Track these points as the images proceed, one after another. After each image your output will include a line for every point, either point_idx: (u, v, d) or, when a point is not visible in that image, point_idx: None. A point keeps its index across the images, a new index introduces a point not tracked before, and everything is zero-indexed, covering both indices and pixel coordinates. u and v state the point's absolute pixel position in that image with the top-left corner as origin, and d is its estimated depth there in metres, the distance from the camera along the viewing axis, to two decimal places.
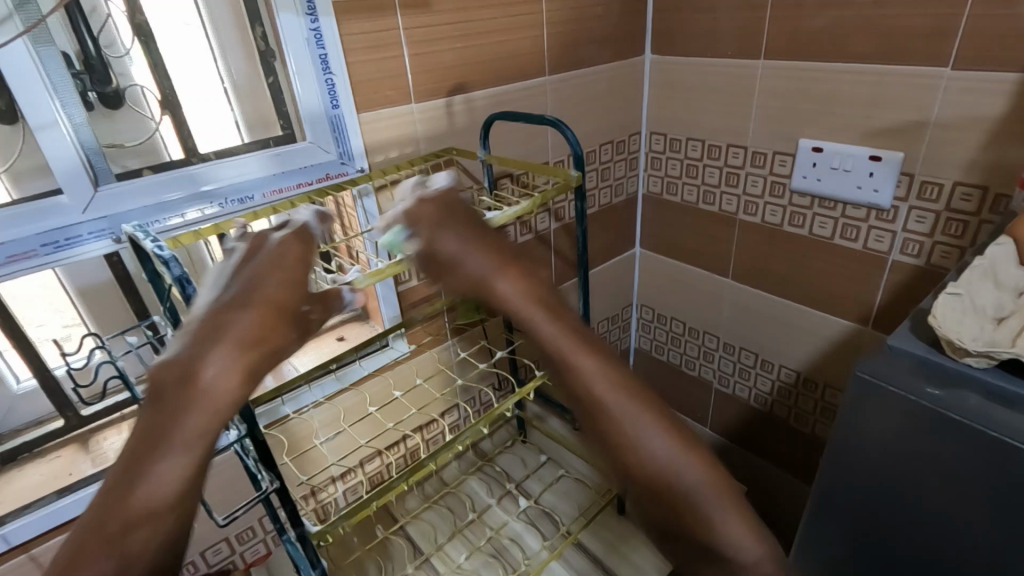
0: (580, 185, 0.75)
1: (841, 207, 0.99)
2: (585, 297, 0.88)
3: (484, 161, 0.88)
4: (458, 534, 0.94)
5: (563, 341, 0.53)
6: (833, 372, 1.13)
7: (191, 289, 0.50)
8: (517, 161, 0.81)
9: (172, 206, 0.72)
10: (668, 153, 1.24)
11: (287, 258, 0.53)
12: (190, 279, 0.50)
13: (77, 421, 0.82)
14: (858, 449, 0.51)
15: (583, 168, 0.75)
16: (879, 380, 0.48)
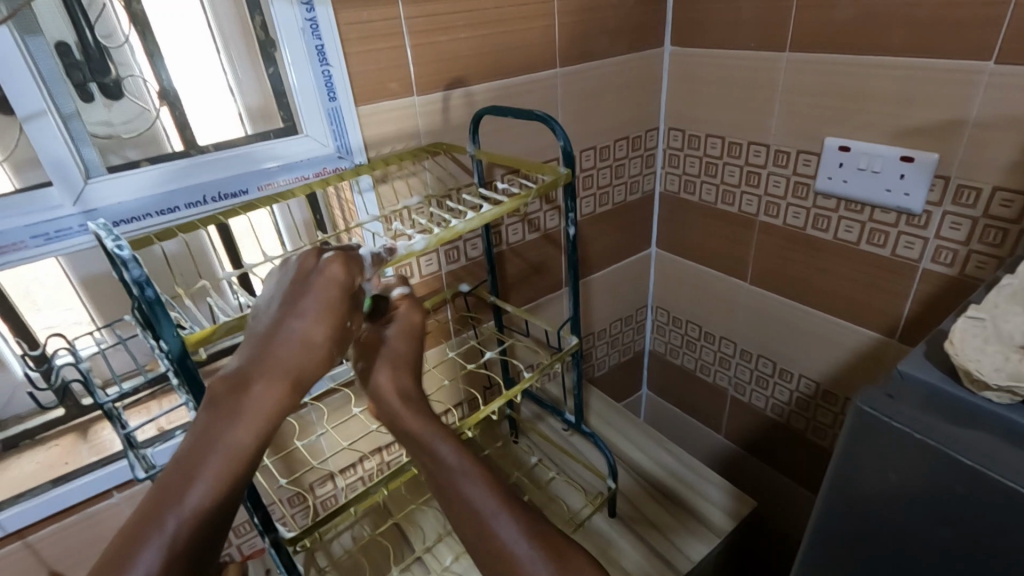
0: (569, 182, 0.71)
1: (869, 210, 0.93)
2: (577, 305, 0.81)
3: (473, 156, 0.85)
4: (447, 535, 0.92)
5: (426, 433, 0.60)
6: (856, 384, 1.06)
7: (150, 292, 0.46)
8: (508, 157, 0.78)
9: (162, 201, 0.71)
10: (686, 150, 1.19)
11: (331, 288, 0.53)
12: (150, 280, 0.46)
13: (77, 410, 0.83)
14: (864, 484, 0.46)
15: (572, 164, 0.70)
16: (881, 415, 0.43)
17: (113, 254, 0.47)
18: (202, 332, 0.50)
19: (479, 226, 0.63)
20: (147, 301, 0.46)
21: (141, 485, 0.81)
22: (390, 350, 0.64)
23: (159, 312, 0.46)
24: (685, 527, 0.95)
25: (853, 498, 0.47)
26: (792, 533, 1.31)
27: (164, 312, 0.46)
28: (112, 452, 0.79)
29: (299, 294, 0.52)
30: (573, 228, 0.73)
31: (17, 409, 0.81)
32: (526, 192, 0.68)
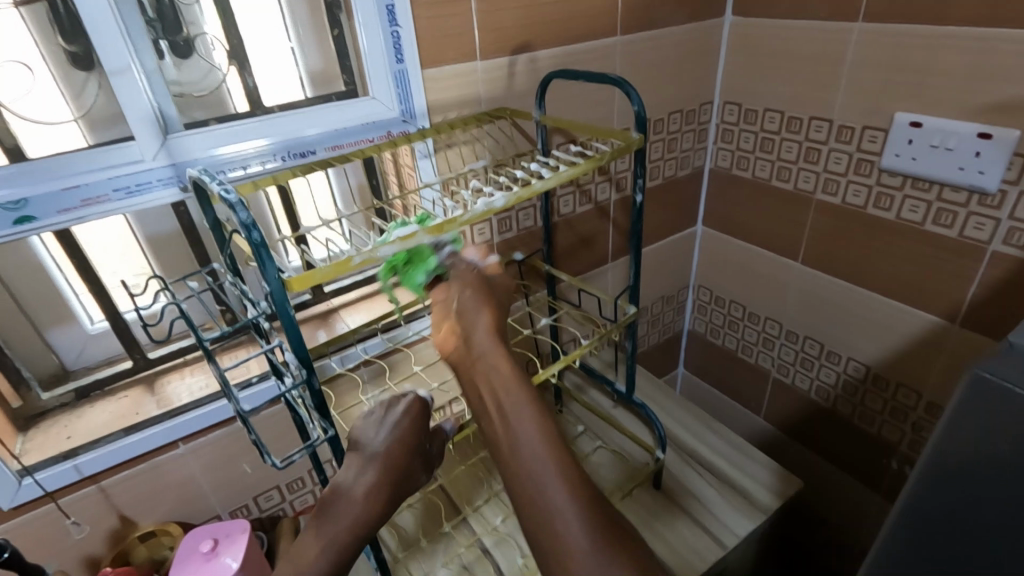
0: (639, 148, 0.70)
1: (937, 188, 0.90)
2: (637, 273, 0.82)
3: (539, 121, 0.86)
4: (495, 497, 0.95)
5: (507, 384, 0.55)
6: (908, 369, 1.05)
7: (257, 234, 0.49)
8: (572, 122, 0.79)
9: (236, 158, 0.72)
10: (741, 125, 1.16)
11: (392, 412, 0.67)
12: (257, 223, 0.49)
13: (144, 363, 0.86)
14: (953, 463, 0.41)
15: (645, 130, 0.70)
16: (1008, 382, 0.37)
17: (220, 198, 0.50)
18: (302, 277, 0.52)
19: (555, 186, 0.65)
20: (254, 243, 0.49)
21: (206, 437, 0.84)
22: (491, 297, 0.61)
23: (263, 253, 0.49)
24: (730, 502, 0.95)
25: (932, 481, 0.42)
26: (831, 520, 1.30)
27: (268, 255, 0.50)
28: (179, 404, 0.82)
29: (384, 425, 0.65)
30: (640, 194, 0.74)
31: (88, 360, 0.84)
32: (598, 154, 0.68)
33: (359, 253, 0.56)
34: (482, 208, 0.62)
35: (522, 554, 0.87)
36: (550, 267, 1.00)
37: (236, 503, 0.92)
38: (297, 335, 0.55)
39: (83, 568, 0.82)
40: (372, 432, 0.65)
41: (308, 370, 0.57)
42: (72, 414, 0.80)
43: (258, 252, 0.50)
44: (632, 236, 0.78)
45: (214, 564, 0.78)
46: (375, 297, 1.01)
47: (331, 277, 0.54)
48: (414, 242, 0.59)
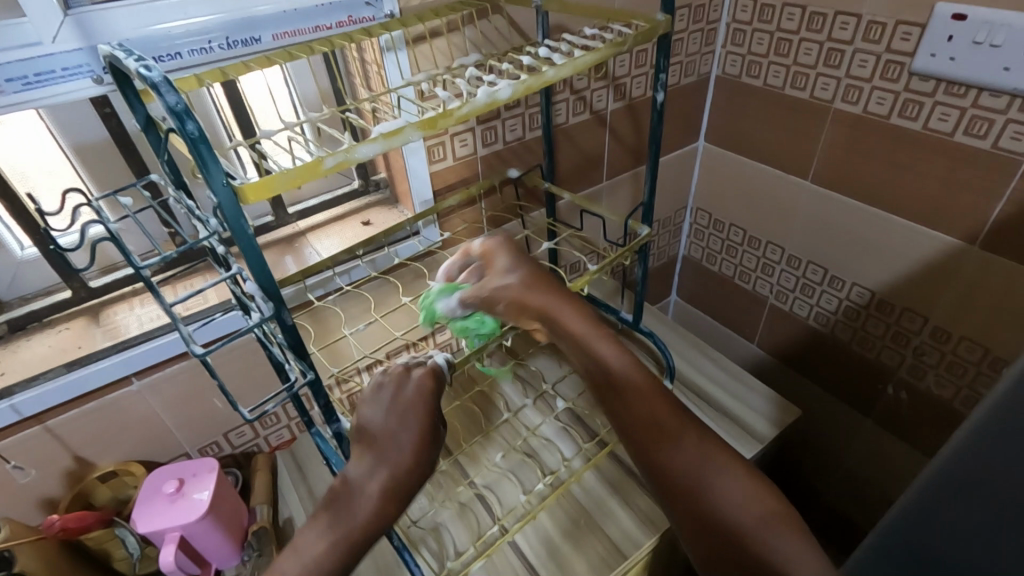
0: (666, 33, 0.59)
1: (975, 94, 0.80)
2: (653, 187, 0.72)
3: (539, 9, 0.73)
4: (491, 434, 0.93)
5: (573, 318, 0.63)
6: (918, 295, 0.99)
7: (192, 126, 0.35)
8: (580, 7, 0.67)
9: (164, 45, 0.59)
10: (755, 23, 1.03)
11: (411, 387, 0.59)
12: (191, 111, 0.35)
13: (86, 293, 0.76)
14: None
15: (671, 10, 0.59)
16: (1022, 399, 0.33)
17: (139, 76, 0.36)
18: (260, 184, 0.40)
19: (571, 75, 0.52)
20: (190, 138, 0.35)
21: (163, 372, 0.76)
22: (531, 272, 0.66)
23: (202, 151, 0.36)
24: (728, 431, 0.91)
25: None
26: (820, 443, 1.30)
27: (211, 155, 0.36)
28: (128, 336, 0.73)
29: (382, 401, 0.58)
30: (662, 93, 0.64)
31: (21, 290, 0.75)
32: (619, 39, 0.57)
33: (331, 152, 0.43)
34: (484, 100, 0.49)
35: (523, 493, 0.84)
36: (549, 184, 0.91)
37: (205, 439, 0.85)
38: (258, 260, 0.42)
39: (41, 511, 0.76)
40: (375, 410, 0.58)
41: (276, 304, 0.45)
42: (7, 349, 0.72)
43: (199, 151, 0.36)
44: (651, 142, 0.68)
45: (183, 503, 0.73)
46: (348, 218, 0.91)
47: (297, 184, 0.41)
48: (401, 139, 0.46)
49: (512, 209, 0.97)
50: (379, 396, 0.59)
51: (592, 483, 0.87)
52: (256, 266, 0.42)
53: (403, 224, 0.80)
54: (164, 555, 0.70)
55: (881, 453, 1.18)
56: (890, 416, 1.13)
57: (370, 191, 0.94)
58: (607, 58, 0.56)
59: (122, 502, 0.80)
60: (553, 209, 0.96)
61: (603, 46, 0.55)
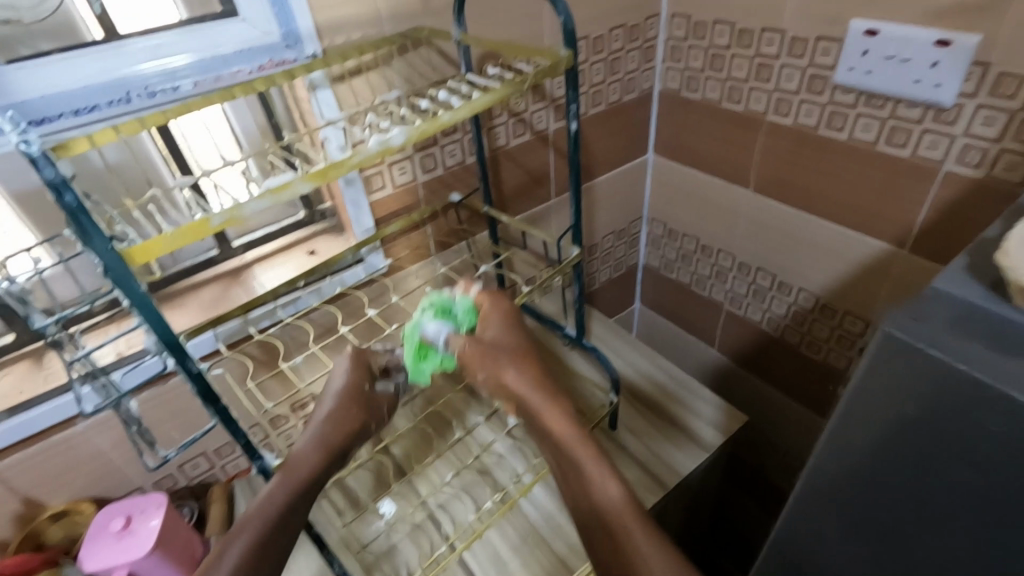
0: (571, 67, 0.61)
1: (892, 105, 0.83)
2: (578, 210, 0.74)
3: (460, 42, 0.75)
4: (443, 454, 0.93)
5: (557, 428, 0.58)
6: (857, 298, 1.02)
7: (69, 198, 0.39)
8: (496, 42, 0.69)
9: (82, 97, 0.61)
10: (690, 40, 1.06)
11: (353, 365, 0.64)
12: (69, 185, 0.39)
13: (28, 336, 0.77)
14: (845, 442, 0.38)
15: (574, 45, 0.60)
16: (856, 417, 0.37)
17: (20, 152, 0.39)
18: (144, 246, 0.43)
19: (468, 118, 0.55)
20: (68, 209, 0.39)
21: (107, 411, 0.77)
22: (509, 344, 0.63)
23: (82, 220, 0.39)
24: (674, 440, 0.94)
25: (818, 469, 0.41)
26: (778, 445, 1.32)
27: (91, 223, 0.40)
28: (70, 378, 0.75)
29: (333, 372, 0.64)
30: (575, 122, 0.66)
31: None
32: (521, 76, 0.59)
33: (218, 212, 0.46)
34: (378, 147, 0.52)
35: (473, 510, 0.86)
36: (489, 207, 0.93)
37: (159, 473, 0.87)
38: (154, 311, 0.46)
39: None
40: (325, 383, 0.63)
41: (177, 352, 0.49)
42: None
43: (79, 220, 0.40)
44: (571, 169, 0.70)
45: (130, 539, 0.74)
46: (294, 248, 0.93)
47: (183, 243, 0.45)
48: (291, 193, 0.49)
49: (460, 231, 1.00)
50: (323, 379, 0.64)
51: (541, 498, 0.88)
52: (150, 318, 0.46)
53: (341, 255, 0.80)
54: None
55: None
56: None
57: (315, 220, 0.95)
58: (509, 97, 0.58)
59: (74, 540, 0.81)
60: (496, 232, 0.96)
61: (505, 84, 0.57)
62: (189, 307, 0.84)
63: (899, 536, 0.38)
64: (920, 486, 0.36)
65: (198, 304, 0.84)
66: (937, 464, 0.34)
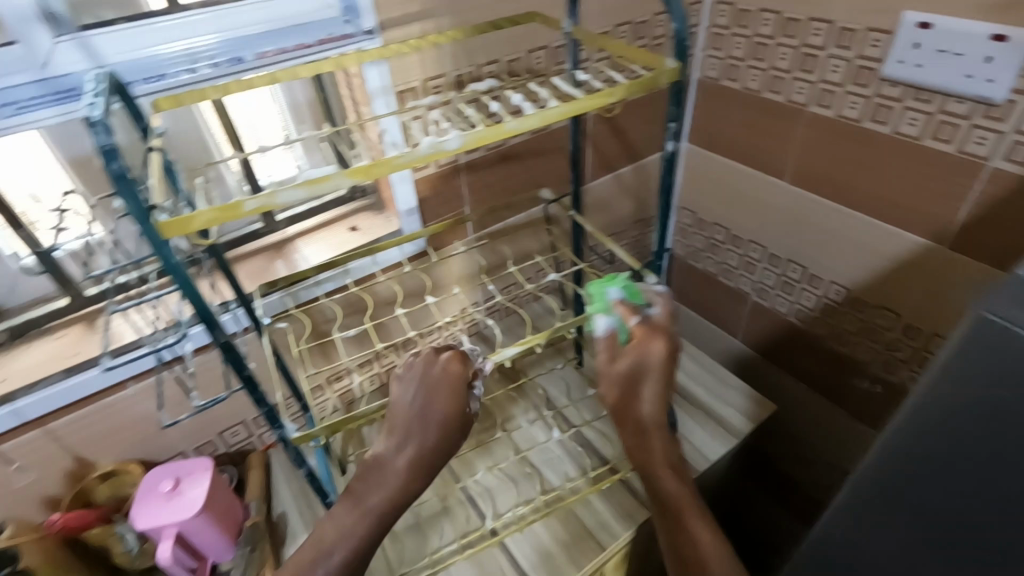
0: (676, 81, 0.55)
1: (941, 99, 0.83)
2: (665, 235, 0.67)
3: (569, 35, 0.73)
4: (482, 447, 0.93)
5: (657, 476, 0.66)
6: (889, 292, 1.02)
7: (114, 165, 0.37)
8: (600, 37, 0.65)
9: (155, 64, 0.62)
10: (734, 28, 1.05)
11: (448, 384, 0.62)
12: (117, 152, 0.37)
13: (82, 301, 0.80)
14: (919, 426, 0.39)
15: (684, 57, 0.53)
16: (934, 395, 0.37)
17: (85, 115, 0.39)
18: (179, 223, 0.41)
19: (536, 127, 0.50)
20: (113, 176, 0.38)
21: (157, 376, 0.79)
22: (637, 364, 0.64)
23: (124, 187, 0.38)
24: (704, 426, 0.95)
25: (885, 454, 0.42)
26: (794, 438, 1.34)
27: (131, 193, 0.38)
28: (122, 343, 0.76)
29: (420, 390, 0.62)
30: (673, 142, 0.59)
31: (20, 296, 0.78)
32: (607, 89, 0.52)
33: (253, 197, 0.43)
34: (428, 148, 0.48)
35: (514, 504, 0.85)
36: (576, 213, 0.88)
37: (201, 440, 0.89)
38: (193, 289, 0.44)
39: (42, 509, 0.79)
40: (414, 399, 0.62)
41: (214, 330, 0.47)
42: (7, 356, 0.75)
43: (123, 189, 0.38)
44: (665, 190, 0.62)
45: (178, 501, 0.76)
46: (335, 224, 0.94)
47: (215, 224, 0.42)
48: (330, 186, 0.46)
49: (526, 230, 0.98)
50: (413, 390, 0.62)
51: (595, 503, 0.86)
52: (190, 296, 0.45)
53: (362, 251, 0.78)
54: (161, 551, 0.74)
55: (853, 446, 1.21)
56: (864, 409, 1.15)
57: (356, 197, 0.96)
58: (591, 110, 0.52)
59: (120, 500, 0.83)
60: (580, 240, 0.92)
61: (590, 97, 0.51)
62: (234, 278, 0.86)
63: (956, 525, 0.40)
64: (991, 472, 0.36)
65: (243, 276, 0.86)
66: (1010, 450, 0.35)
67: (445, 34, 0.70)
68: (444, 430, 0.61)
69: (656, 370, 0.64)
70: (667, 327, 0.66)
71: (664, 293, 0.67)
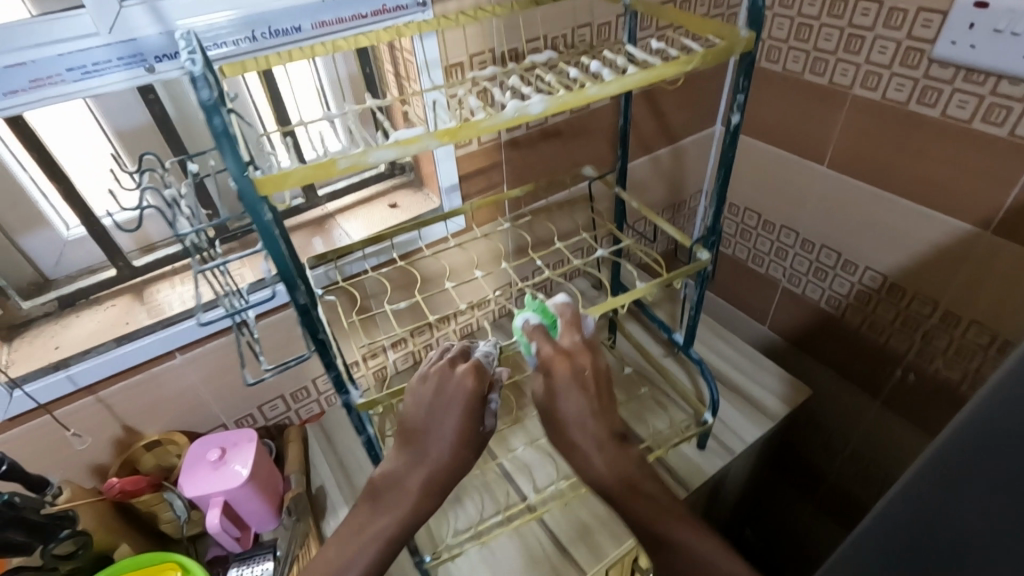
0: (749, 50, 0.54)
1: (994, 81, 0.81)
2: (720, 208, 0.66)
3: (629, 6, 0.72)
4: (518, 424, 0.93)
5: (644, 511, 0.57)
6: (928, 279, 1.01)
7: (214, 120, 0.39)
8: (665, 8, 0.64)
9: (212, 31, 0.60)
10: (777, 9, 1.04)
11: (461, 403, 0.59)
12: (217, 107, 0.39)
13: (130, 271, 0.81)
14: (959, 434, 0.28)
15: (759, 27, 0.53)
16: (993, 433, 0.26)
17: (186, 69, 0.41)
18: (275, 177, 0.43)
19: (615, 95, 0.51)
20: (214, 130, 0.40)
21: (203, 347, 0.80)
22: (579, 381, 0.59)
23: (224, 144, 0.40)
24: (740, 409, 0.95)
25: (904, 507, 0.31)
26: (820, 426, 1.33)
27: (229, 146, 0.40)
28: (171, 314, 0.77)
29: (435, 406, 0.60)
30: (738, 115, 0.58)
31: (67, 268, 0.81)
32: (685, 56, 0.53)
33: (346, 155, 0.45)
34: (513, 113, 0.49)
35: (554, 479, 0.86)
36: (621, 188, 0.89)
37: (241, 413, 0.90)
38: (276, 244, 0.46)
39: (91, 476, 0.80)
40: (425, 415, 0.60)
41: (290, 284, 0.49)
42: (59, 324, 0.76)
43: (222, 143, 0.41)
44: (723, 163, 0.61)
45: (225, 471, 0.77)
46: (375, 201, 0.94)
47: (309, 181, 0.44)
48: (418, 147, 0.47)
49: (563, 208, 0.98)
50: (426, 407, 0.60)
51: None
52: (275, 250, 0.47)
53: (409, 224, 0.77)
54: (210, 517, 0.75)
55: (883, 435, 1.20)
56: (897, 397, 1.15)
57: (395, 174, 0.97)
58: (668, 77, 0.53)
59: (165, 469, 0.85)
60: (621, 217, 0.92)
61: (665, 65, 0.52)
62: None
63: None
64: None
65: None
66: None
67: (497, 6, 0.70)
68: (456, 450, 0.60)
69: (573, 390, 0.58)
70: (574, 349, 0.61)
71: (567, 309, 0.63)
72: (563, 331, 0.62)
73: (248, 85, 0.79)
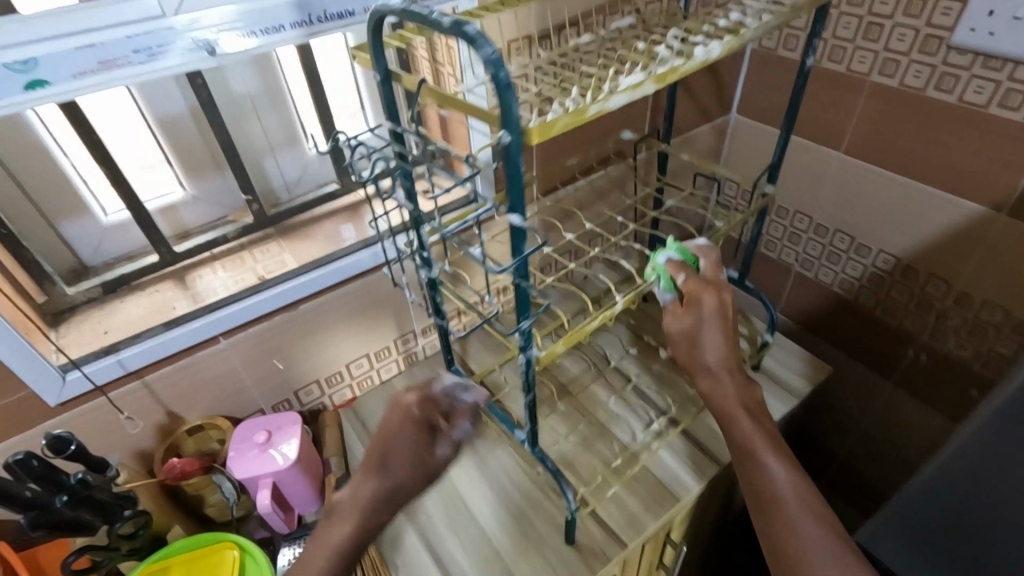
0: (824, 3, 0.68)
1: (1011, 67, 0.85)
2: (785, 143, 0.77)
3: None
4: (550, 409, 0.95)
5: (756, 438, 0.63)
6: (942, 260, 1.04)
7: (501, 74, 0.41)
8: None
9: (271, 16, 0.62)
10: None
11: (410, 423, 0.65)
12: (502, 61, 0.41)
13: (171, 257, 0.82)
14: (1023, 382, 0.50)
15: None
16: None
17: (455, 31, 0.42)
18: (543, 127, 0.47)
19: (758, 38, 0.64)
20: (499, 82, 0.42)
21: (245, 332, 0.80)
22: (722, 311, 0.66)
23: (507, 95, 0.42)
24: (766, 388, 0.98)
25: (976, 440, 0.51)
26: (831, 408, 1.37)
27: (511, 98, 0.43)
28: (215, 299, 0.78)
29: (389, 431, 0.65)
30: (810, 59, 0.70)
31: (105, 255, 0.80)
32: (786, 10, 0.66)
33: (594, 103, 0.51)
34: (701, 58, 0.59)
35: (591, 460, 0.88)
36: (666, 145, 0.94)
37: (278, 399, 0.90)
38: (520, 199, 0.48)
39: (136, 461, 0.80)
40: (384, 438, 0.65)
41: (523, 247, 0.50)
42: (103, 310, 0.76)
43: (502, 96, 0.43)
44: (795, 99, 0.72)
45: (269, 454, 0.78)
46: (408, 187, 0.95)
47: (570, 128, 0.49)
48: (641, 92, 0.55)
49: (593, 196, 0.99)
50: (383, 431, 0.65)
51: (667, 459, 0.89)
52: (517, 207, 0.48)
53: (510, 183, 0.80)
54: (261, 499, 0.76)
55: (894, 414, 1.24)
56: (908, 376, 1.19)
57: None
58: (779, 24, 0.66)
59: (205, 455, 0.85)
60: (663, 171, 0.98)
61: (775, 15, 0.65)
62: (315, 239, 0.87)
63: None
64: None
65: (323, 237, 0.87)
66: None
67: None
68: (409, 471, 0.64)
69: (715, 321, 0.65)
70: (717, 283, 0.68)
71: (709, 249, 0.71)
72: (703, 266, 0.70)
73: (283, 70, 0.82)
